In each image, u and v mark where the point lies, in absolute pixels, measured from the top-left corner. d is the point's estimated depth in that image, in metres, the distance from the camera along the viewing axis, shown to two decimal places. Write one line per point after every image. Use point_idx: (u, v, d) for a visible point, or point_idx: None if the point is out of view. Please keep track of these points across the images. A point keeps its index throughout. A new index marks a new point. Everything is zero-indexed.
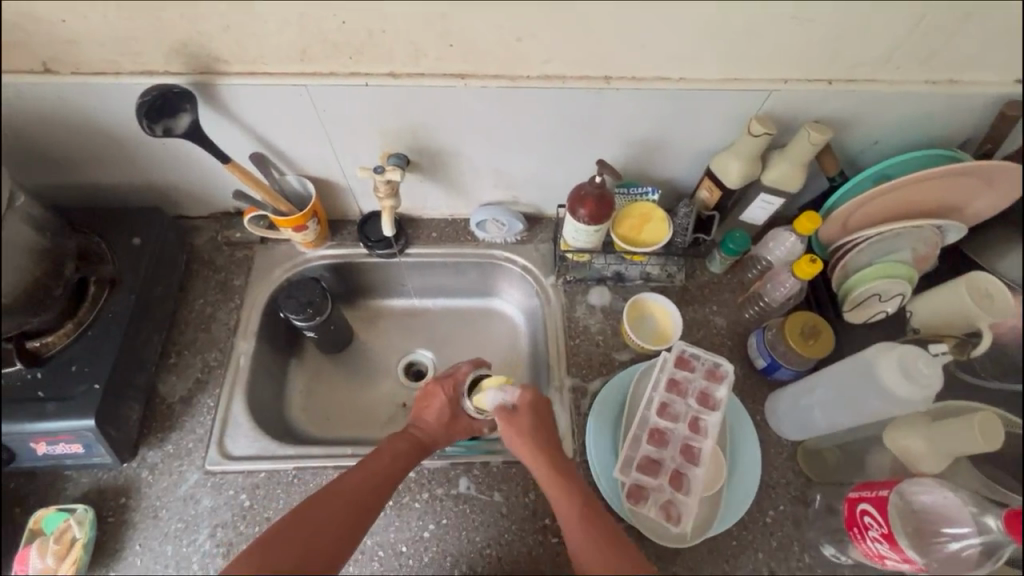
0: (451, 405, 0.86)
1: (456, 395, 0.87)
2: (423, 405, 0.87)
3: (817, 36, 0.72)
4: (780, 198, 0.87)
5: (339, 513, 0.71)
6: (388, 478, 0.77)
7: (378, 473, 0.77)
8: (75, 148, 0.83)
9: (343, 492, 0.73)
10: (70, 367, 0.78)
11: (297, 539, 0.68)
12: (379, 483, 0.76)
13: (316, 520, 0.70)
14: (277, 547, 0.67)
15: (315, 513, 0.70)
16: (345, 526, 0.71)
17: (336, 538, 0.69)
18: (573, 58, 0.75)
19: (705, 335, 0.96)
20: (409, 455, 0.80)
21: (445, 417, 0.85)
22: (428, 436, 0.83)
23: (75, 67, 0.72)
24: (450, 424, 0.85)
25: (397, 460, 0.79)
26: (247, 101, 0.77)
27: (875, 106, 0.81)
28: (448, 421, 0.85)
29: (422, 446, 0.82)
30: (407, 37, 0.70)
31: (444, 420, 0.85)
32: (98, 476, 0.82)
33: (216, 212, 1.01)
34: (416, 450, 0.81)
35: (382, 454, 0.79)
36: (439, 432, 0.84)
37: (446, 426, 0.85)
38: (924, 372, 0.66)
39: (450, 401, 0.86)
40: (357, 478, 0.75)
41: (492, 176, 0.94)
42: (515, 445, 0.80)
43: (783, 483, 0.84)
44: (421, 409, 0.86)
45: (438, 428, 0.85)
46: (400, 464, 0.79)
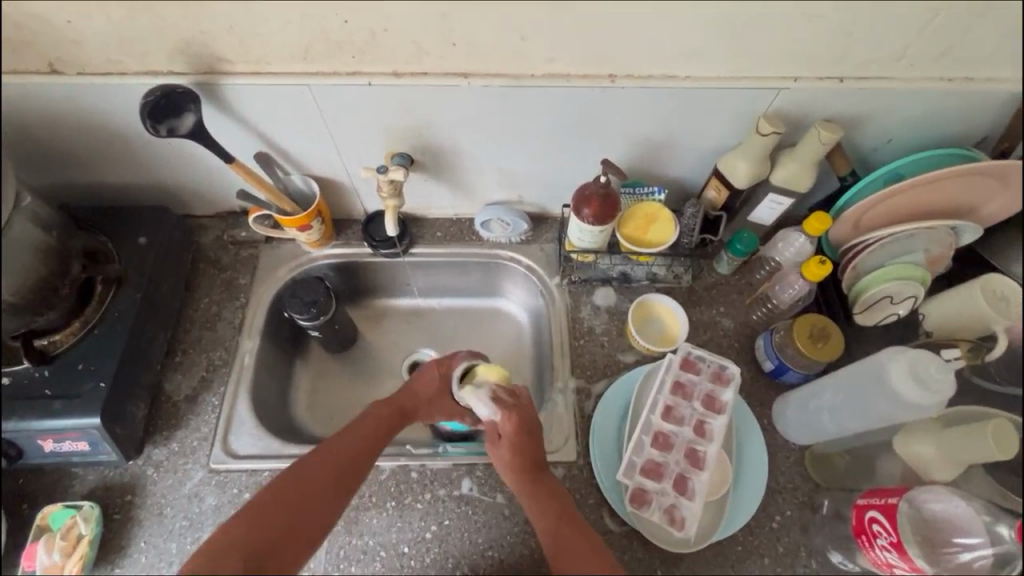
0: (442, 384, 0.86)
1: (447, 377, 0.87)
2: (415, 379, 0.87)
3: (827, 31, 0.71)
4: (789, 198, 0.86)
5: (325, 481, 0.71)
6: (374, 445, 0.77)
7: (363, 440, 0.76)
8: (83, 149, 0.84)
9: (329, 458, 0.73)
10: (77, 366, 0.78)
11: (281, 509, 0.67)
12: (362, 448, 0.75)
13: (304, 487, 0.70)
14: (263, 519, 0.66)
15: (303, 480, 0.70)
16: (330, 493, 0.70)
17: (320, 504, 0.69)
18: (577, 56, 0.74)
19: (711, 337, 0.94)
20: (392, 423, 0.80)
21: (431, 392, 0.86)
22: (413, 407, 0.84)
23: (81, 67, 0.73)
24: (435, 399, 0.86)
25: (382, 428, 0.79)
26: (250, 101, 0.76)
27: (888, 104, 0.79)
28: (434, 398, 0.86)
29: (406, 416, 0.83)
30: (410, 36, 0.70)
31: (431, 397, 0.86)
32: (105, 473, 0.82)
33: (222, 211, 1.01)
34: (399, 419, 0.81)
35: (368, 421, 0.79)
36: (422, 403, 0.85)
37: (431, 400, 0.86)
38: (936, 377, 0.64)
39: (443, 381, 0.87)
40: (342, 445, 0.74)
41: (496, 175, 0.93)
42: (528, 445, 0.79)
43: (790, 488, 0.83)
44: (415, 380, 0.87)
45: (423, 400, 0.85)
46: (384, 428, 0.79)
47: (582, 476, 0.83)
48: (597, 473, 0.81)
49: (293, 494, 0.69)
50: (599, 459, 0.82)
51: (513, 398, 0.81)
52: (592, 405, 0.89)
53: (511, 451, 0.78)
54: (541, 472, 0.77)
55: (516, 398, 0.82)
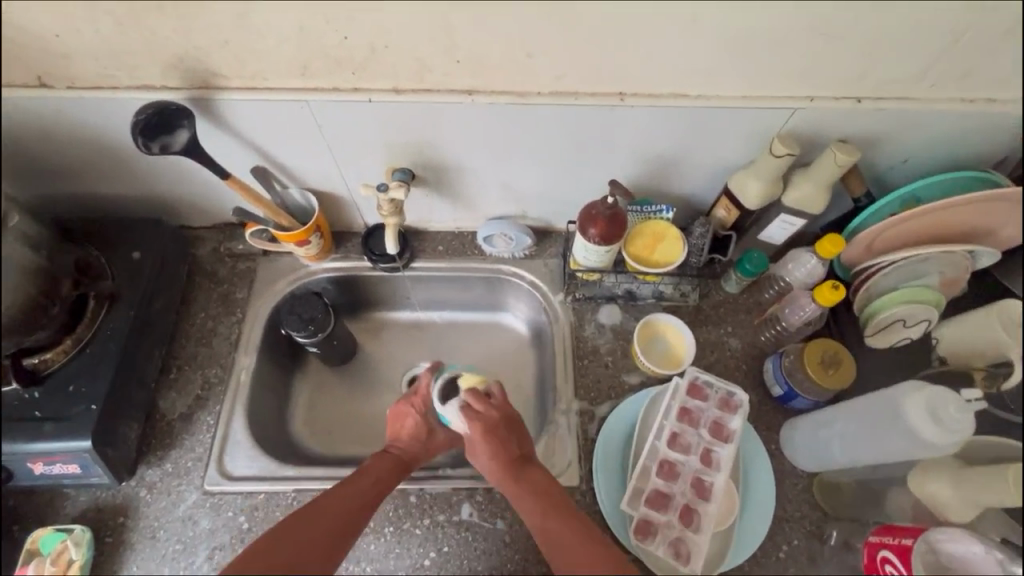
0: (425, 421, 0.86)
1: (427, 408, 0.87)
2: (398, 425, 0.86)
3: (845, 51, 0.68)
4: (801, 219, 0.83)
5: (328, 527, 0.70)
6: (376, 495, 0.76)
7: (367, 490, 0.75)
8: (74, 161, 0.82)
9: (333, 506, 0.72)
10: (69, 387, 0.76)
11: (281, 548, 0.66)
12: (365, 498, 0.75)
13: (306, 530, 0.69)
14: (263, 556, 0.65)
15: (305, 523, 0.69)
16: (332, 539, 0.69)
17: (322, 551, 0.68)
18: (586, 74, 0.71)
19: (719, 358, 0.92)
20: (394, 473, 0.80)
21: (421, 434, 0.85)
22: (408, 454, 0.83)
23: (70, 81, 0.70)
24: (428, 441, 0.85)
25: (383, 476, 0.78)
26: (246, 116, 0.74)
27: (906, 124, 0.77)
28: (426, 438, 0.85)
29: (404, 466, 0.81)
30: (412, 53, 0.67)
31: (422, 437, 0.85)
32: (97, 495, 0.81)
33: (219, 223, 0.99)
34: (400, 470, 0.80)
35: (369, 471, 0.78)
36: (419, 449, 0.84)
37: (425, 444, 0.85)
38: (955, 418, 0.61)
39: (421, 416, 0.86)
40: (345, 493, 0.74)
41: (500, 191, 0.91)
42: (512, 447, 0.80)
43: (798, 516, 0.81)
44: (397, 433, 0.86)
45: (417, 446, 0.84)
46: (395, 470, 0.80)
47: (584, 502, 0.81)
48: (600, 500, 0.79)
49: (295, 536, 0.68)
50: (602, 486, 0.80)
51: (484, 403, 0.82)
52: (595, 428, 0.87)
53: (490, 451, 0.79)
54: (525, 466, 0.78)
55: (482, 404, 0.82)
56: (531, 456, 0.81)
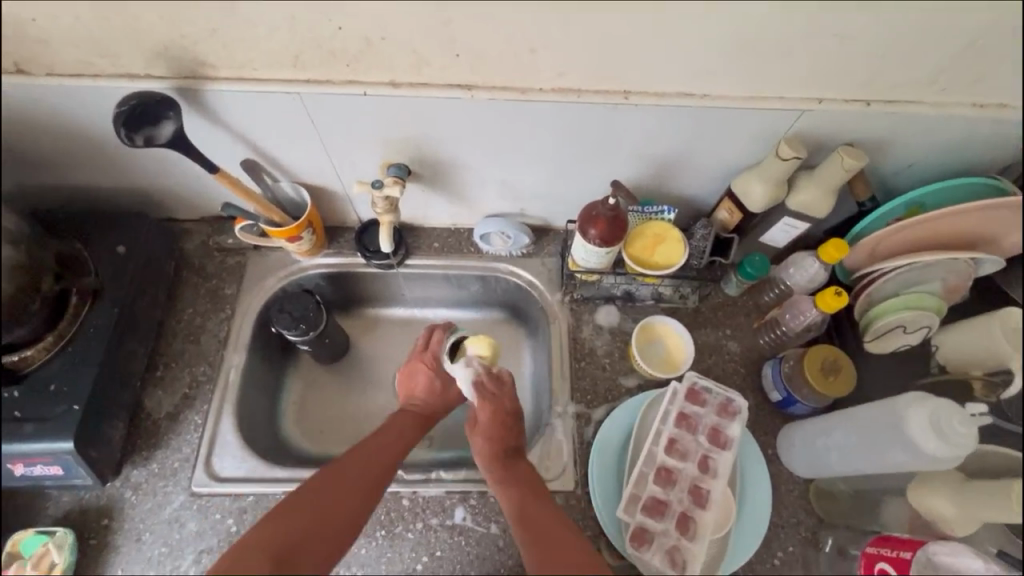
0: (436, 375, 0.85)
1: (436, 364, 0.86)
2: (410, 384, 0.86)
3: (857, 53, 0.66)
4: (804, 222, 0.82)
5: (361, 484, 0.71)
6: (399, 452, 0.77)
7: (389, 446, 0.77)
8: (54, 151, 0.79)
9: (361, 465, 0.73)
10: (50, 386, 0.74)
11: (311, 504, 0.67)
12: (388, 454, 0.76)
13: (333, 486, 0.69)
14: (295, 509, 0.66)
15: (331, 480, 0.70)
16: (362, 493, 0.70)
17: (353, 503, 0.69)
18: (590, 71, 0.69)
19: (717, 361, 0.91)
20: (415, 428, 0.81)
21: (436, 388, 0.85)
22: (429, 408, 0.85)
23: (49, 67, 0.67)
24: (443, 394, 0.86)
25: (404, 433, 0.80)
26: (235, 107, 0.71)
27: (914, 128, 0.75)
28: (442, 391, 0.85)
29: (427, 418, 0.84)
30: (409, 45, 0.65)
31: (437, 390, 0.85)
32: (80, 496, 0.79)
33: (207, 216, 0.96)
34: (421, 423, 0.83)
35: (391, 429, 0.80)
36: (436, 402, 0.85)
37: (442, 395, 0.86)
38: (958, 432, 0.61)
39: (432, 371, 0.85)
40: (373, 448, 0.75)
41: (498, 188, 0.88)
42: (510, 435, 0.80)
43: (793, 522, 0.80)
44: (409, 390, 0.86)
45: (435, 400, 0.85)
46: (410, 430, 0.81)
47: (580, 507, 0.81)
48: (596, 503, 0.78)
49: (322, 490, 0.68)
50: (598, 490, 0.79)
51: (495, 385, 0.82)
52: (592, 432, 0.86)
53: (487, 437, 0.79)
54: (516, 461, 0.78)
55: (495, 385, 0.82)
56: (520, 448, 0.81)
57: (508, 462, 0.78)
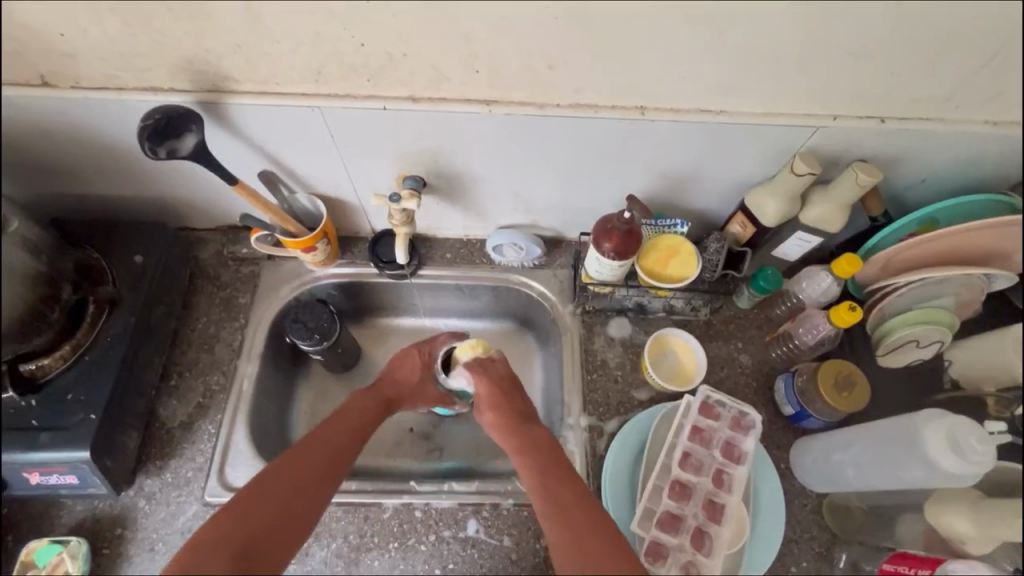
0: (425, 371, 0.87)
1: (429, 361, 0.88)
2: (398, 368, 0.86)
3: (872, 71, 0.67)
4: (818, 237, 0.82)
5: (318, 470, 0.67)
6: (355, 438, 0.73)
7: (340, 432, 0.72)
8: (75, 162, 0.79)
9: (310, 455, 0.68)
10: (67, 396, 0.74)
11: (262, 502, 0.63)
12: (348, 440, 0.72)
13: (283, 482, 0.65)
14: (246, 507, 0.62)
15: (282, 475, 0.65)
16: (316, 487, 0.66)
17: (306, 499, 0.65)
18: (606, 87, 0.69)
19: (728, 375, 0.91)
20: (372, 413, 0.78)
21: (414, 382, 0.86)
22: (399, 396, 0.84)
23: (75, 80, 0.68)
24: (422, 389, 0.86)
25: (361, 419, 0.76)
26: (255, 121, 0.72)
27: (927, 145, 0.76)
28: (418, 385, 0.86)
29: (392, 404, 0.82)
30: (430, 61, 0.65)
31: (416, 384, 0.86)
32: (94, 505, 0.79)
33: (222, 226, 0.97)
34: (384, 408, 0.80)
35: (342, 414, 0.75)
36: (412, 394, 0.85)
37: (417, 388, 0.86)
38: (976, 449, 0.61)
39: (425, 367, 0.87)
40: (329, 432, 0.71)
41: (512, 200, 0.89)
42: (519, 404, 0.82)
43: (807, 538, 0.80)
44: (397, 369, 0.86)
45: (409, 389, 0.85)
46: (371, 415, 0.77)
47: None
48: (610, 518, 0.77)
49: (274, 489, 0.64)
50: (612, 503, 0.79)
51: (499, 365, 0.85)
52: (604, 445, 0.86)
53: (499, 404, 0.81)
54: (530, 427, 0.78)
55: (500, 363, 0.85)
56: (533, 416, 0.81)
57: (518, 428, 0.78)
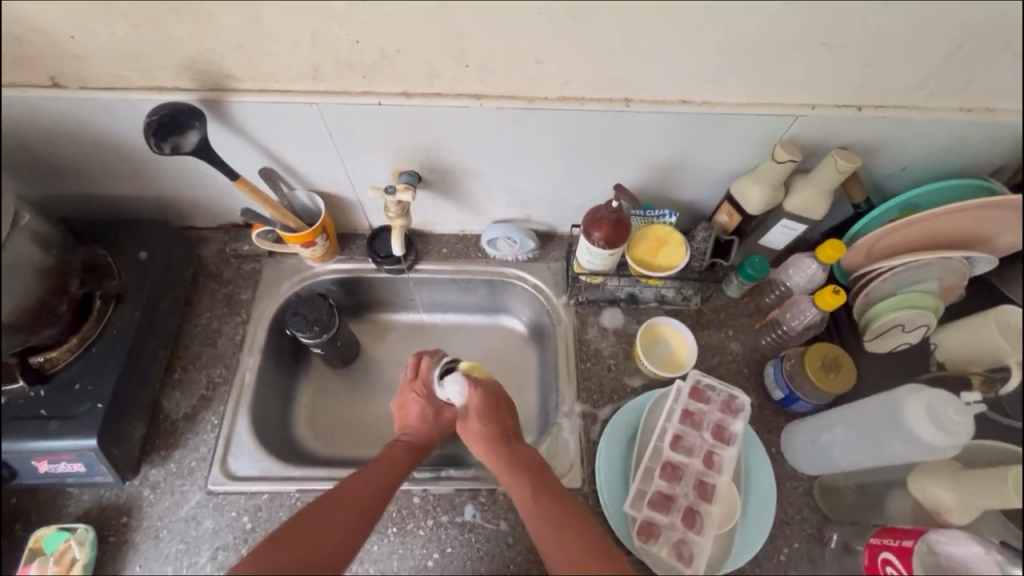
0: (428, 404, 0.86)
1: (428, 393, 0.87)
2: (404, 413, 0.87)
3: (847, 60, 0.69)
4: (802, 225, 0.85)
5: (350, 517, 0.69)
6: (389, 486, 0.75)
7: (381, 478, 0.75)
8: (83, 162, 0.82)
9: (347, 504, 0.70)
10: (75, 386, 0.77)
11: (296, 544, 0.65)
12: (381, 487, 0.74)
13: (317, 528, 0.67)
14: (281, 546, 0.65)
15: (319, 520, 0.68)
16: (347, 532, 0.68)
17: (338, 546, 0.66)
18: (592, 80, 0.72)
19: (719, 362, 0.93)
20: (408, 459, 0.80)
21: (428, 416, 0.85)
22: (421, 438, 0.84)
23: (83, 81, 0.71)
24: (437, 421, 0.86)
25: (394, 465, 0.78)
26: (255, 118, 0.75)
27: (904, 132, 0.78)
28: (435, 419, 0.85)
29: (419, 448, 0.82)
30: (422, 57, 0.68)
31: (429, 419, 0.85)
32: (101, 494, 0.81)
33: (225, 224, 1.00)
34: (413, 453, 0.81)
35: (382, 462, 0.78)
36: (428, 431, 0.85)
37: (434, 424, 0.85)
38: (955, 421, 0.62)
39: (426, 399, 0.86)
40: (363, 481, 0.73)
41: (505, 194, 0.92)
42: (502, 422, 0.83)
43: (798, 519, 0.81)
44: (403, 421, 0.86)
45: (427, 429, 0.85)
46: (402, 463, 0.79)
47: (588, 504, 0.82)
48: (604, 500, 0.79)
49: (309, 534, 0.66)
50: (606, 486, 0.81)
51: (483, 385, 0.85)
52: (598, 431, 0.88)
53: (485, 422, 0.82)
54: (517, 445, 0.81)
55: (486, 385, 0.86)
56: (517, 431, 0.84)
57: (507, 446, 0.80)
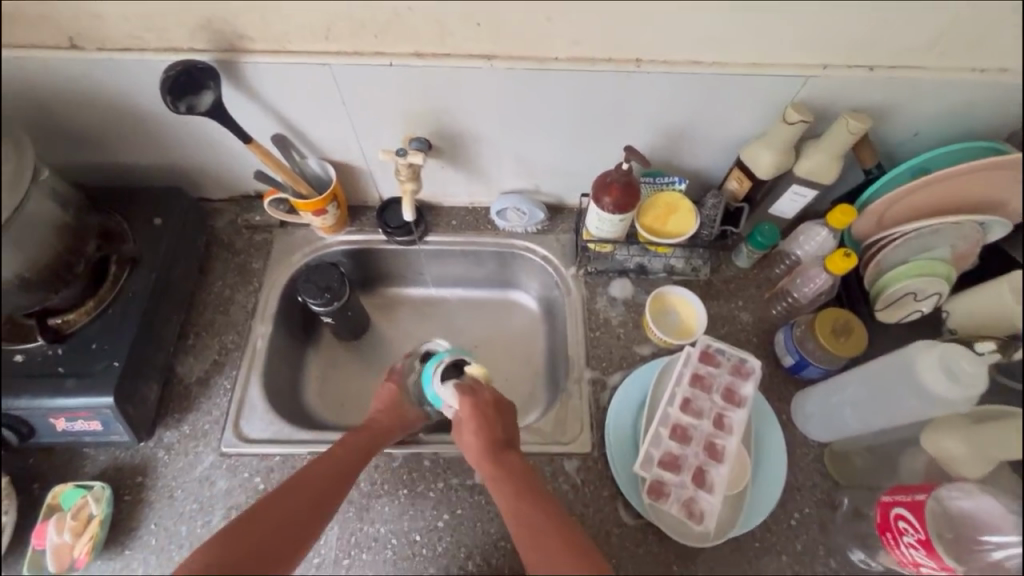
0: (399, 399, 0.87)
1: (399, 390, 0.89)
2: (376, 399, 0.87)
3: (857, 16, 0.69)
4: (813, 191, 0.84)
5: (310, 498, 0.71)
6: (352, 468, 0.76)
7: (341, 462, 0.76)
8: (98, 128, 0.84)
9: (309, 486, 0.72)
10: (92, 345, 0.78)
11: (250, 538, 0.66)
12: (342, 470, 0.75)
13: (278, 515, 0.68)
14: (245, 533, 0.66)
15: (279, 507, 0.69)
16: (315, 509, 0.70)
17: (296, 529, 0.68)
18: (602, 40, 0.73)
19: (730, 331, 0.93)
20: (365, 443, 0.79)
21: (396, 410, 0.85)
22: (383, 425, 0.83)
23: (101, 42, 0.72)
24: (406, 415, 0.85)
25: (356, 448, 0.78)
26: (269, 80, 0.76)
27: (917, 95, 0.78)
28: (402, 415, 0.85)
29: (379, 435, 0.81)
30: (433, 15, 0.69)
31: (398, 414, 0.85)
32: (116, 454, 0.82)
33: (237, 195, 1.00)
34: (372, 440, 0.80)
35: (341, 447, 0.78)
36: (393, 421, 0.84)
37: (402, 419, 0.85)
38: (967, 371, 0.63)
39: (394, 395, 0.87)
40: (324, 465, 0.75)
41: (514, 163, 0.92)
42: (492, 428, 0.78)
43: (809, 485, 0.81)
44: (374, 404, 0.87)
45: (393, 420, 0.84)
46: (362, 450, 0.79)
47: (597, 468, 0.82)
48: (612, 463, 0.80)
49: (269, 522, 0.68)
50: (615, 450, 0.81)
51: (479, 392, 0.82)
52: (608, 397, 0.88)
53: (478, 429, 0.78)
54: (507, 451, 0.76)
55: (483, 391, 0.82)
56: (513, 437, 0.79)
57: (496, 454, 0.76)
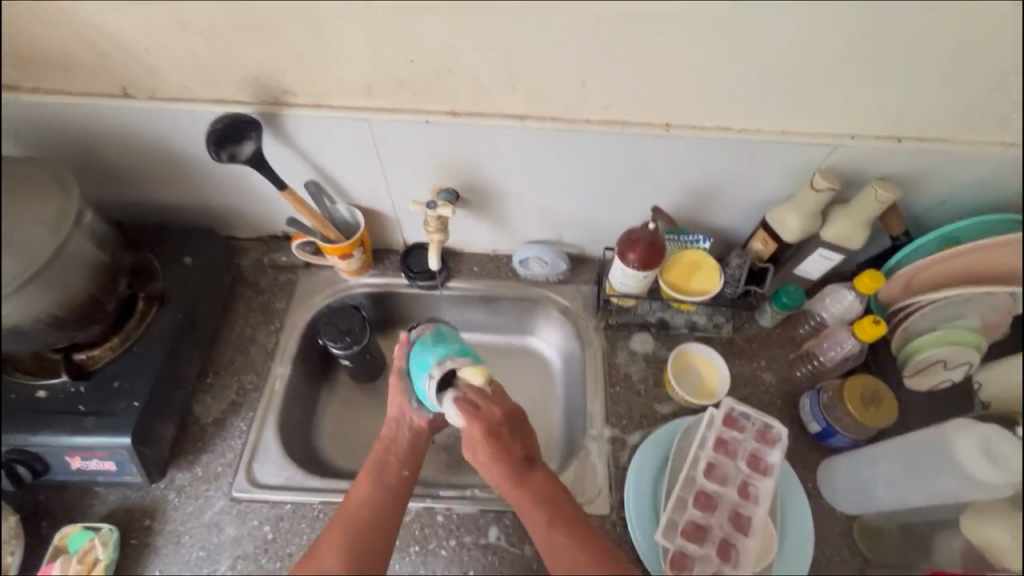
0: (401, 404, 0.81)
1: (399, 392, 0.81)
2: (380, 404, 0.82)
3: (888, 89, 0.71)
4: (839, 255, 0.84)
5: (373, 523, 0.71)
6: (398, 483, 0.76)
7: (383, 481, 0.75)
8: (139, 169, 0.86)
9: (367, 512, 0.72)
10: (114, 382, 0.78)
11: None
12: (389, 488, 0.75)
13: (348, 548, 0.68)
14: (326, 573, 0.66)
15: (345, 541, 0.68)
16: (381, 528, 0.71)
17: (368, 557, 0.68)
18: (634, 104, 0.75)
19: (753, 392, 0.91)
20: (398, 456, 0.78)
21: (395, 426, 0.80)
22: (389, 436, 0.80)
23: (151, 92, 0.75)
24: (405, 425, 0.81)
25: (392, 461, 0.78)
26: (308, 132, 0.79)
27: (945, 166, 0.78)
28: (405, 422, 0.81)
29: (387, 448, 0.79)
30: (470, 77, 0.71)
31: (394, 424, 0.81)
32: (126, 495, 0.81)
33: (264, 235, 1.02)
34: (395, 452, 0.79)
35: (375, 464, 0.77)
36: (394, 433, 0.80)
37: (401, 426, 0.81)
38: (1004, 453, 0.59)
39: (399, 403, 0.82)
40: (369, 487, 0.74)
41: (539, 215, 0.93)
42: (508, 446, 0.75)
43: (836, 561, 0.77)
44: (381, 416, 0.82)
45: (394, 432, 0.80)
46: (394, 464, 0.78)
47: (616, 533, 0.80)
48: (632, 529, 0.77)
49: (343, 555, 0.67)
50: (634, 516, 0.78)
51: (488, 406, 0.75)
52: (628, 457, 0.86)
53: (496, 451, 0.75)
54: (530, 471, 0.75)
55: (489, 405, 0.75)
56: (532, 455, 0.77)
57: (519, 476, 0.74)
